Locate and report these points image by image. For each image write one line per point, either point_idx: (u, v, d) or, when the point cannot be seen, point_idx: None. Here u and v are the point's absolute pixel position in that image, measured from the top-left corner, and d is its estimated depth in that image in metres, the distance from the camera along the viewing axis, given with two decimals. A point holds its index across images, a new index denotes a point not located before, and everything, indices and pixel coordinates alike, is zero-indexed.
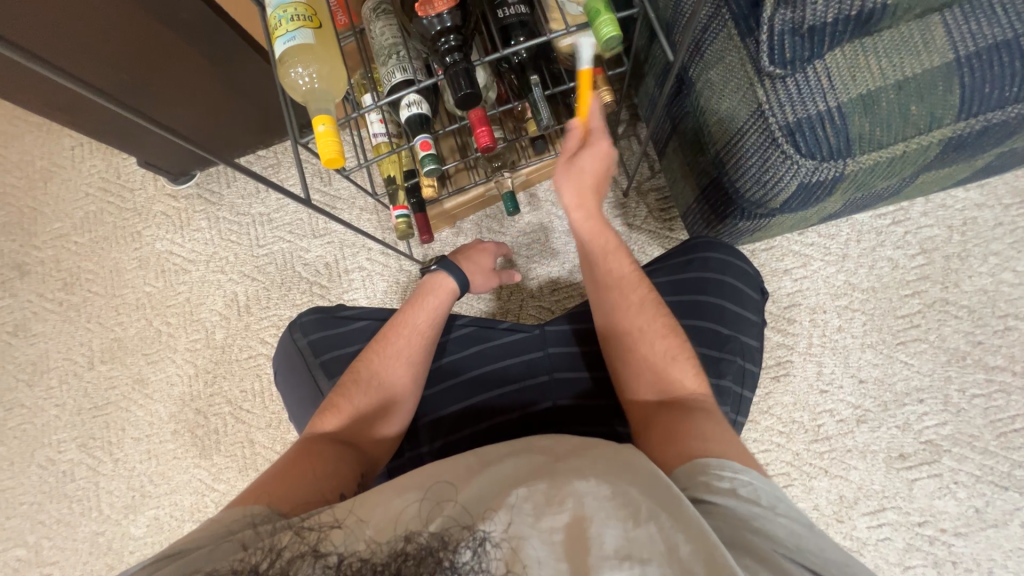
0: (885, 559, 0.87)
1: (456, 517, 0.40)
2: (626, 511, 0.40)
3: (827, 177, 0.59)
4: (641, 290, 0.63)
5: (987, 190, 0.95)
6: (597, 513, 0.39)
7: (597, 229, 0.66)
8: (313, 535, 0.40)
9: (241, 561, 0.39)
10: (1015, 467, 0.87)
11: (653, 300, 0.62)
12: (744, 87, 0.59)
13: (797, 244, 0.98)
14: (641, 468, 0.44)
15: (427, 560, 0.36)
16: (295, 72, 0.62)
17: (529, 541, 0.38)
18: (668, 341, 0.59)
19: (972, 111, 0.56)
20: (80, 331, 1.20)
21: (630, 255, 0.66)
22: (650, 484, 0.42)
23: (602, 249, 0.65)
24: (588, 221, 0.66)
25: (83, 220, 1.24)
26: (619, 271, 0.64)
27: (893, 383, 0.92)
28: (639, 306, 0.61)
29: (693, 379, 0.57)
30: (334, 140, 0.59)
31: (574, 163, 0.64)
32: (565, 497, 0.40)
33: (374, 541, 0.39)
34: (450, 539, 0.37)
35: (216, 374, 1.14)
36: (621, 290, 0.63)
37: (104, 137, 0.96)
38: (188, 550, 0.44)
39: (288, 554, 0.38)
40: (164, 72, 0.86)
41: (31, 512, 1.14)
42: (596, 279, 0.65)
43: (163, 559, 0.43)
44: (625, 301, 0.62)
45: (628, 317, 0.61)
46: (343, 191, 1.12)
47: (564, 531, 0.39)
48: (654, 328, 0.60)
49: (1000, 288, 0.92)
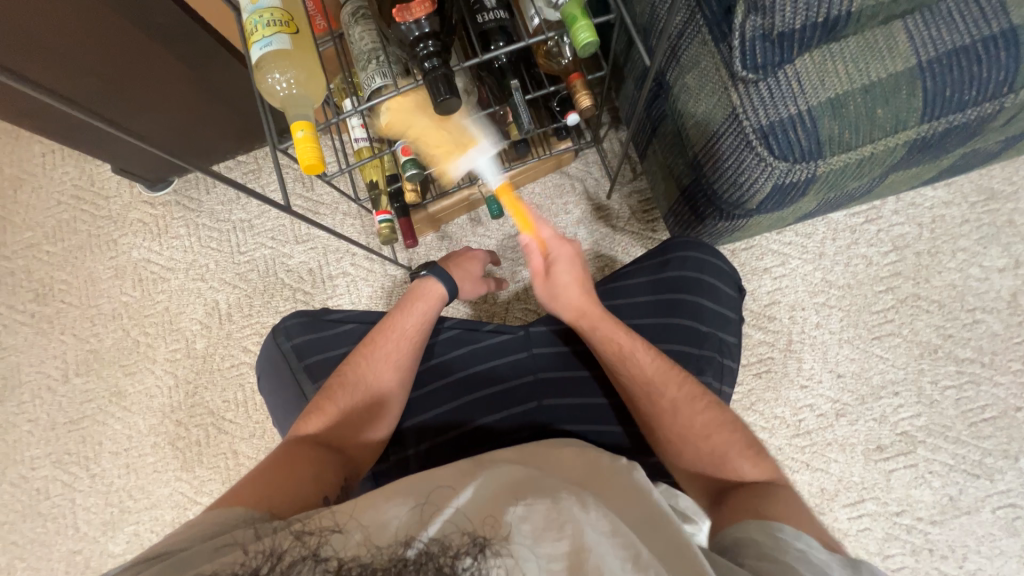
0: (865, 549, 0.89)
1: (455, 524, 0.39)
2: (627, 550, 0.39)
3: (800, 178, 0.61)
4: (671, 389, 0.60)
5: (954, 188, 0.98)
6: (599, 546, 0.38)
7: (606, 338, 0.64)
8: (313, 541, 0.39)
9: (240, 564, 0.37)
10: (986, 455, 0.90)
11: (686, 397, 0.60)
12: (719, 91, 0.60)
13: (775, 243, 1.01)
14: (638, 511, 0.46)
15: (427, 565, 0.34)
16: (272, 77, 0.62)
17: (527, 564, 0.37)
18: (713, 439, 0.57)
19: (935, 114, 0.58)
20: (54, 344, 1.16)
21: (647, 350, 0.63)
22: (648, 530, 0.44)
23: (618, 355, 0.63)
24: (597, 329, 0.65)
25: (55, 229, 1.20)
26: (643, 375, 0.61)
27: (870, 377, 0.95)
28: (674, 412, 0.59)
29: (755, 470, 0.55)
30: (313, 146, 0.58)
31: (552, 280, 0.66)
32: (565, 523, 0.39)
33: (367, 546, 0.38)
34: (450, 545, 0.36)
35: (197, 384, 1.12)
36: (653, 398, 0.60)
37: (76, 143, 0.94)
38: (171, 552, 0.43)
39: (289, 557, 0.37)
40: (139, 78, 0.84)
41: (3, 532, 1.09)
42: (619, 384, 0.63)
43: (143, 562, 0.42)
44: (659, 409, 0.60)
45: (667, 423, 0.59)
46: (326, 196, 1.11)
47: (564, 561, 0.37)
48: (696, 428, 0.58)
49: (967, 283, 0.96)
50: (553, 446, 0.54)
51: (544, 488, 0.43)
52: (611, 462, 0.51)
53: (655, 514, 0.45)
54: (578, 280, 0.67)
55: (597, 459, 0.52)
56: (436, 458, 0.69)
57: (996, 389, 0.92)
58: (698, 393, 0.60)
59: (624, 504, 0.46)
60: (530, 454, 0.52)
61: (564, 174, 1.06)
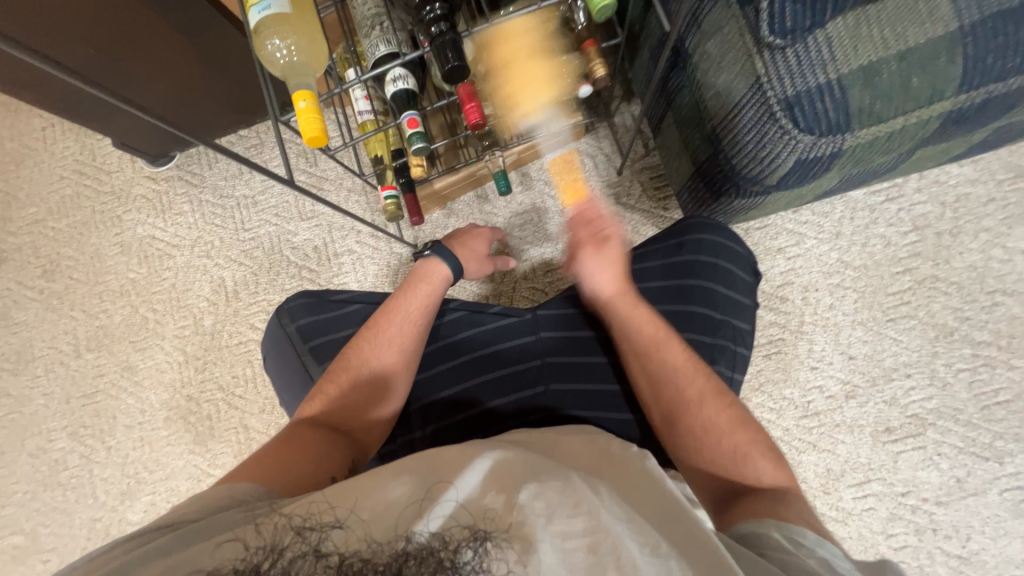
0: (869, 528, 0.90)
1: (456, 517, 0.38)
2: (644, 537, 0.39)
3: (824, 153, 0.58)
4: (698, 380, 0.60)
5: (981, 165, 0.94)
6: (613, 527, 0.39)
7: (643, 318, 0.64)
8: (314, 535, 0.38)
9: (241, 560, 0.37)
10: (996, 439, 0.89)
11: (713, 391, 0.59)
12: (743, 60, 0.57)
13: (790, 222, 0.98)
14: (651, 497, 0.45)
15: (427, 561, 0.33)
16: (272, 44, 0.59)
17: (540, 545, 0.36)
18: (734, 437, 0.56)
19: (974, 83, 0.55)
20: (64, 319, 1.17)
21: (681, 342, 0.63)
22: (661, 518, 0.42)
23: (652, 339, 0.63)
24: (638, 309, 0.65)
25: (59, 205, 1.19)
26: (672, 362, 0.61)
27: (882, 359, 0.94)
28: (699, 401, 0.58)
29: (774, 474, 0.54)
30: (316, 117, 0.56)
31: (605, 253, 0.68)
32: (580, 502, 0.39)
33: (368, 541, 0.37)
34: (450, 539, 0.35)
35: (207, 360, 1.13)
36: (678, 387, 0.60)
37: (75, 117, 0.92)
38: (180, 524, 0.45)
39: (290, 553, 0.36)
40: (136, 48, 0.81)
41: (26, 500, 1.13)
42: (649, 369, 0.62)
43: (153, 532, 0.44)
44: (684, 401, 0.59)
45: (690, 414, 0.58)
46: (329, 172, 1.09)
47: (581, 539, 0.37)
48: (719, 423, 0.57)
49: (989, 264, 0.93)
50: (563, 432, 0.53)
51: (550, 472, 0.42)
52: (623, 451, 0.50)
53: (668, 502, 0.44)
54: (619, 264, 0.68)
55: (604, 446, 0.51)
56: (443, 437, 0.69)
57: (1011, 373, 0.90)
58: (722, 388, 0.60)
59: (634, 491, 0.45)
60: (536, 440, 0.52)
61: (574, 150, 1.03)
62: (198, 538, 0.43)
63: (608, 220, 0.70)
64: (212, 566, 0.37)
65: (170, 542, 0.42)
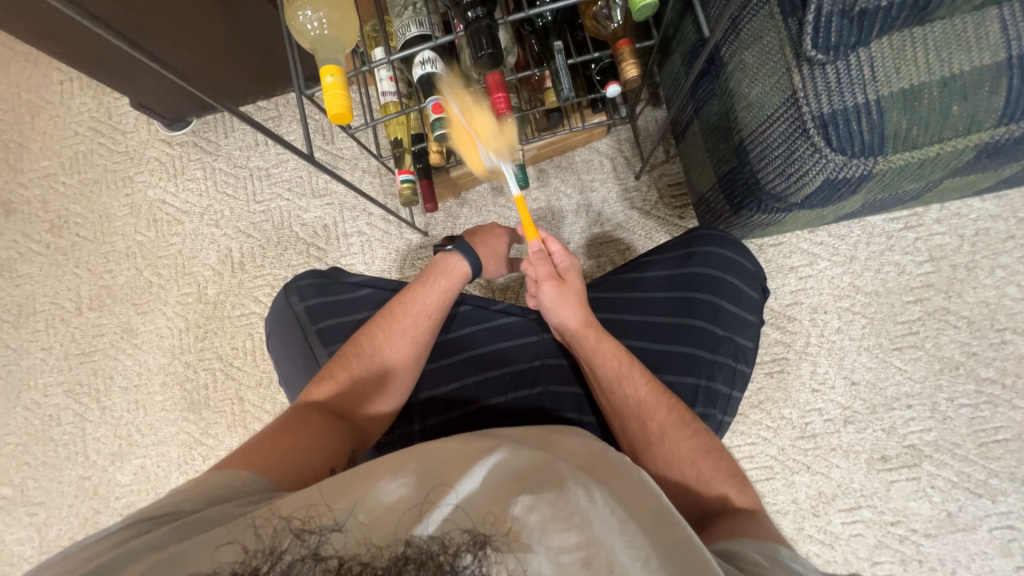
0: (855, 554, 0.90)
1: (455, 519, 0.37)
2: (638, 551, 0.39)
3: (853, 175, 0.57)
4: (660, 414, 0.59)
5: (1004, 202, 0.93)
6: (608, 540, 0.38)
7: (607, 353, 0.62)
8: (313, 538, 0.37)
9: (240, 563, 0.36)
10: (991, 476, 0.89)
11: (675, 422, 0.58)
12: (780, 72, 0.56)
13: (805, 242, 0.97)
14: (647, 507, 0.43)
15: (427, 565, 0.33)
16: (303, 15, 0.58)
17: (538, 557, 0.36)
18: (697, 466, 0.56)
19: (1015, 116, 0.54)
20: (68, 276, 1.17)
21: (643, 373, 0.62)
22: (658, 528, 0.42)
23: (615, 374, 0.61)
24: (602, 342, 0.63)
25: (71, 160, 1.19)
26: (634, 398, 0.60)
27: (884, 388, 0.93)
28: (660, 435, 0.58)
29: (738, 496, 0.55)
30: (342, 94, 0.55)
31: (566, 287, 0.65)
32: (575, 514, 0.38)
33: (367, 545, 0.36)
34: (450, 543, 0.35)
35: (208, 329, 1.13)
36: (641, 421, 0.59)
37: (94, 72, 0.91)
38: (179, 514, 0.44)
39: (289, 556, 0.36)
40: (162, 8, 0.80)
41: (17, 452, 1.13)
42: (611, 403, 0.61)
43: (152, 522, 0.43)
44: (647, 432, 0.58)
45: (654, 448, 0.58)
46: (346, 151, 1.08)
47: (575, 552, 0.37)
48: (681, 453, 0.57)
49: (1002, 301, 0.92)
50: (565, 432, 0.52)
51: (548, 477, 0.41)
52: (617, 458, 0.48)
53: (662, 511, 0.43)
54: (581, 297, 0.65)
55: (602, 451, 0.49)
56: (442, 430, 0.68)
57: (1013, 412, 0.90)
58: (686, 418, 0.59)
59: (631, 498, 0.44)
60: (539, 437, 0.51)
61: (595, 151, 1.02)
62: (197, 529, 0.42)
63: (564, 254, 0.68)
64: (211, 570, 0.36)
65: (170, 533, 0.42)
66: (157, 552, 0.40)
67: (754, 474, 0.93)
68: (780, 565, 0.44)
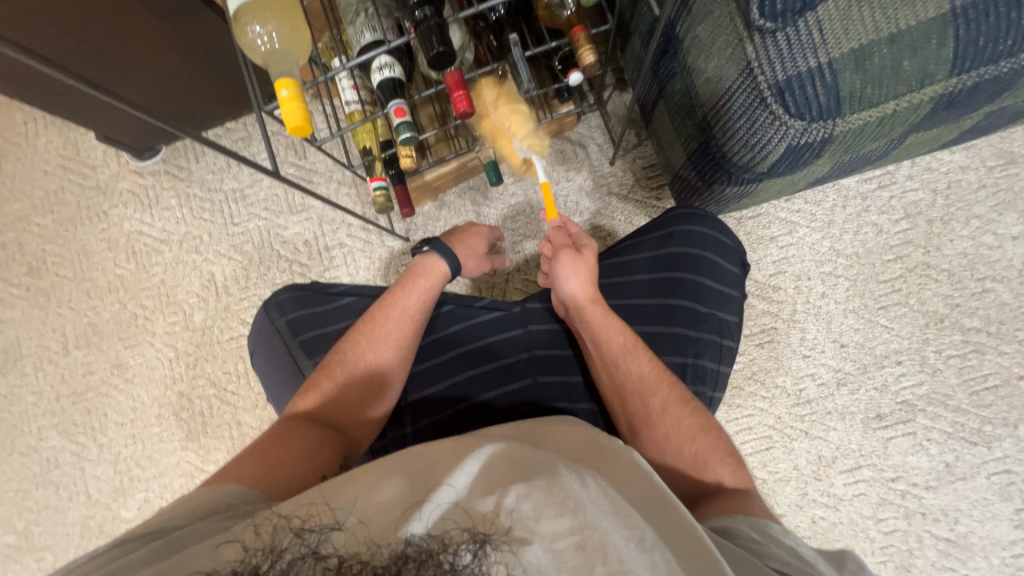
0: (859, 513, 0.91)
1: (455, 518, 0.37)
2: (631, 530, 0.39)
3: (815, 139, 0.57)
4: (663, 391, 0.59)
5: (972, 152, 0.95)
6: (601, 524, 0.38)
7: (613, 327, 0.62)
8: (313, 537, 0.37)
9: (241, 561, 0.36)
10: (985, 424, 0.90)
11: (677, 399, 0.59)
12: (733, 44, 0.56)
13: (783, 211, 0.98)
14: (639, 488, 0.44)
15: (427, 563, 0.33)
16: (252, 30, 0.57)
17: (532, 546, 0.36)
18: (698, 442, 0.56)
19: (966, 66, 0.54)
20: (52, 317, 1.16)
21: (648, 351, 0.62)
22: (651, 507, 0.42)
23: (619, 348, 0.61)
24: (609, 317, 0.63)
25: (43, 200, 1.17)
26: (638, 372, 0.60)
27: (873, 347, 0.94)
28: (662, 412, 0.58)
29: (732, 477, 0.55)
30: (299, 106, 0.55)
31: (582, 259, 0.65)
32: (567, 499, 0.38)
33: (367, 543, 0.36)
34: (450, 541, 0.35)
35: (198, 356, 1.12)
36: (643, 396, 0.59)
37: (58, 111, 0.90)
38: (167, 530, 0.44)
39: (289, 554, 0.35)
40: (118, 37, 0.79)
41: (18, 499, 1.12)
42: (614, 379, 0.61)
43: (141, 539, 0.43)
44: (649, 408, 0.58)
45: (654, 424, 0.58)
46: (319, 164, 1.08)
47: (569, 538, 0.36)
48: (681, 430, 0.57)
49: (979, 251, 0.93)
50: (556, 422, 0.52)
51: (539, 466, 0.41)
52: (609, 441, 0.48)
53: (655, 489, 0.44)
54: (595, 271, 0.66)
55: (593, 436, 0.49)
56: (435, 431, 0.68)
57: (1000, 358, 0.91)
58: (686, 396, 0.59)
59: (622, 480, 0.44)
60: (529, 429, 0.51)
61: (566, 140, 1.02)
62: (188, 543, 0.42)
63: (583, 234, 0.69)
64: (211, 568, 0.36)
65: (158, 549, 0.41)
66: (144, 569, 0.39)
67: (753, 445, 0.94)
68: (769, 538, 0.46)
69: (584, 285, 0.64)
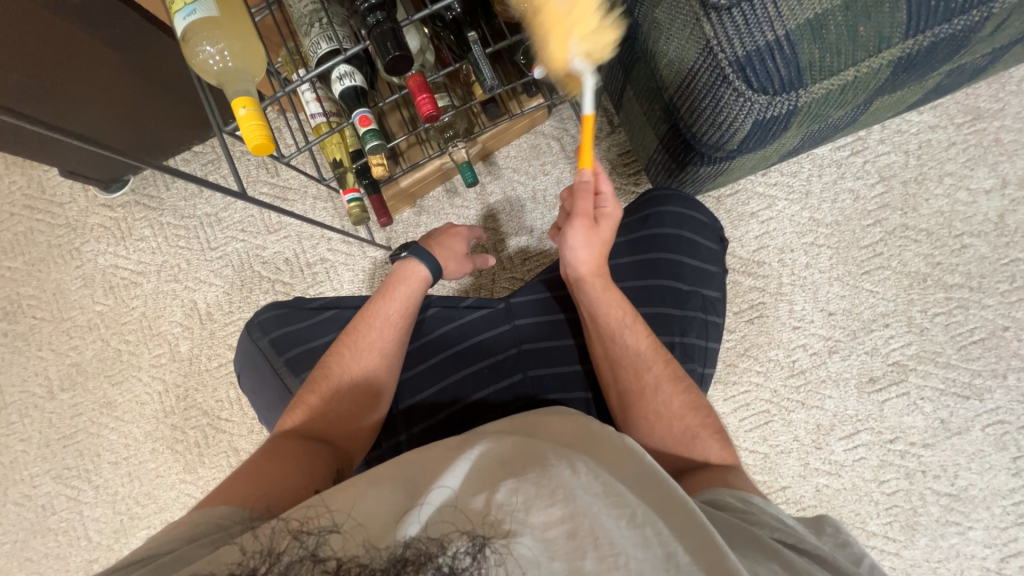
0: (862, 477, 0.92)
1: (450, 516, 0.36)
2: (620, 510, 0.38)
3: (781, 112, 0.58)
4: (657, 367, 0.59)
5: (940, 111, 0.96)
6: (591, 509, 0.37)
7: (613, 303, 0.62)
8: (312, 539, 0.36)
9: (237, 565, 0.35)
10: (975, 377, 0.92)
11: (671, 376, 0.58)
12: (690, 24, 0.56)
13: (760, 185, 0.98)
14: (631, 469, 0.44)
15: (426, 566, 0.32)
16: (203, 51, 0.56)
17: (522, 538, 0.35)
18: (687, 420, 0.56)
19: (920, 27, 0.55)
20: (33, 361, 1.13)
21: (646, 328, 0.62)
22: (643, 486, 0.42)
23: (619, 323, 0.61)
24: (608, 292, 0.62)
25: (13, 243, 1.14)
26: (634, 348, 0.60)
27: (861, 312, 0.95)
28: (655, 388, 0.58)
29: (723, 452, 0.55)
30: (259, 124, 0.53)
31: (596, 231, 0.63)
32: (557, 488, 0.38)
33: (366, 545, 0.35)
34: (448, 541, 0.34)
35: (188, 387, 1.10)
36: (636, 371, 0.59)
37: (18, 152, 0.88)
38: (158, 555, 0.43)
39: (287, 558, 0.34)
40: (68, 67, 0.77)
41: (16, 549, 1.10)
42: (609, 353, 0.61)
43: (132, 565, 0.42)
44: (641, 381, 0.58)
45: (644, 400, 0.58)
46: (292, 181, 1.06)
47: (560, 526, 0.36)
48: (672, 408, 0.57)
49: (955, 208, 0.95)
50: (545, 414, 0.52)
51: (529, 459, 0.41)
52: (600, 428, 0.48)
53: (648, 471, 0.44)
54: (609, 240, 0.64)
55: (585, 423, 0.49)
56: (430, 437, 0.68)
57: (985, 311, 0.92)
58: (680, 374, 0.59)
59: (614, 463, 0.44)
60: (521, 423, 0.50)
61: (540, 134, 1.01)
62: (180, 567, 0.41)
63: (611, 198, 0.64)
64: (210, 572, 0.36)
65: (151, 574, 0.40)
66: None
67: (753, 420, 0.95)
68: (751, 503, 0.47)
69: (589, 257, 0.63)
